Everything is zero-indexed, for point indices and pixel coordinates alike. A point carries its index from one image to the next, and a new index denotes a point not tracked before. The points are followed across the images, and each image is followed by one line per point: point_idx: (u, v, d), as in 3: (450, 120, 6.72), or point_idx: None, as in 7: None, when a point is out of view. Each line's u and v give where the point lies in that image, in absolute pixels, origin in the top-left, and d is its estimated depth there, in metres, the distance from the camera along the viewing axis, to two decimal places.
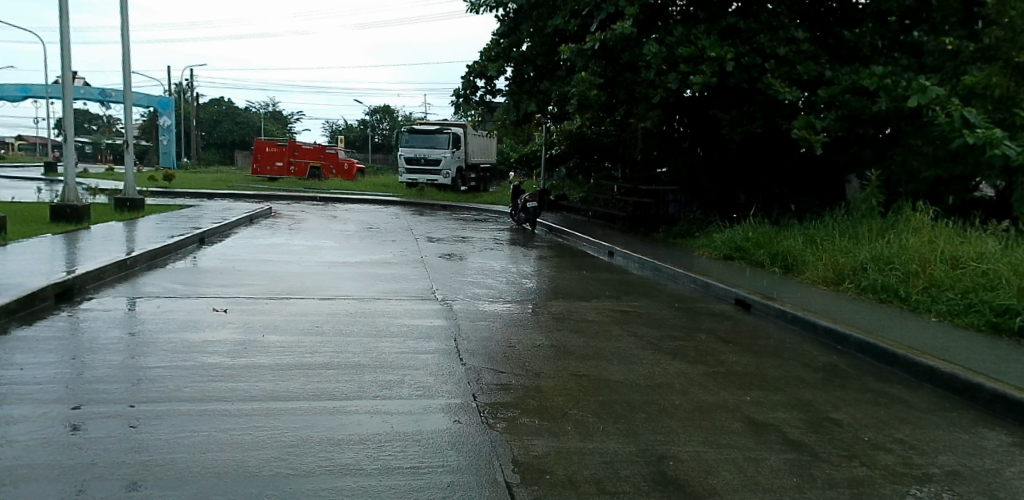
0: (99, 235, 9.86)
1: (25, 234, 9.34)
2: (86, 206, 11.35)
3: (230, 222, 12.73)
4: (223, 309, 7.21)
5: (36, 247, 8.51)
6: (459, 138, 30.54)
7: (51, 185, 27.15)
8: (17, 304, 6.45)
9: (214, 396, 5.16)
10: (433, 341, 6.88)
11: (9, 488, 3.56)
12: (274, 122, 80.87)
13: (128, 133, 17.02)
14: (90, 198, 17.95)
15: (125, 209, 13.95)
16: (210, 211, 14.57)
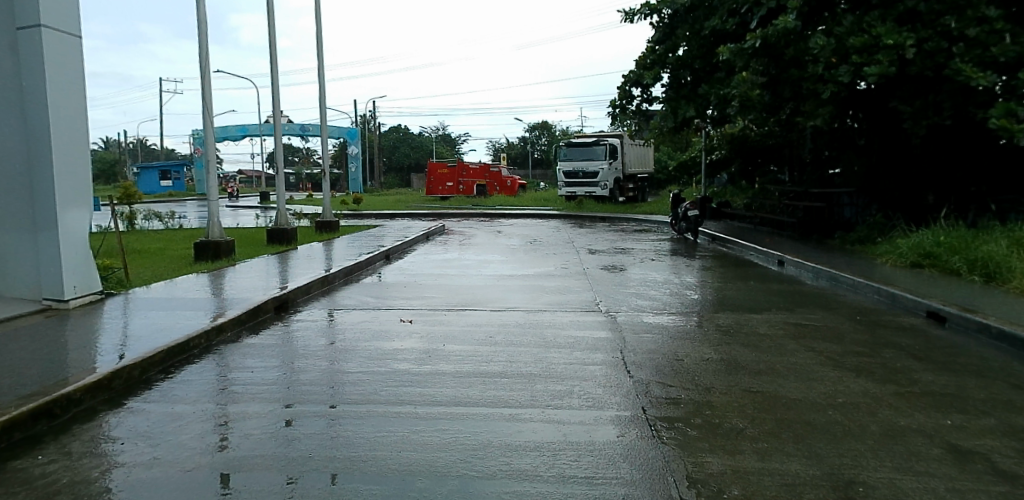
0: (304, 254, 11.23)
1: (248, 256, 10.87)
2: (293, 230, 12.95)
3: (410, 240, 13.84)
4: (409, 320, 7.91)
5: (257, 266, 9.89)
6: (616, 148, 30.47)
7: (265, 212, 31.18)
8: (247, 316, 7.58)
9: (406, 400, 5.72)
10: (599, 353, 7.04)
11: (243, 476, 4.24)
12: (443, 143, 86.14)
13: (324, 164, 19.16)
14: (295, 221, 20.43)
15: (323, 230, 15.66)
16: (392, 231, 15.89)
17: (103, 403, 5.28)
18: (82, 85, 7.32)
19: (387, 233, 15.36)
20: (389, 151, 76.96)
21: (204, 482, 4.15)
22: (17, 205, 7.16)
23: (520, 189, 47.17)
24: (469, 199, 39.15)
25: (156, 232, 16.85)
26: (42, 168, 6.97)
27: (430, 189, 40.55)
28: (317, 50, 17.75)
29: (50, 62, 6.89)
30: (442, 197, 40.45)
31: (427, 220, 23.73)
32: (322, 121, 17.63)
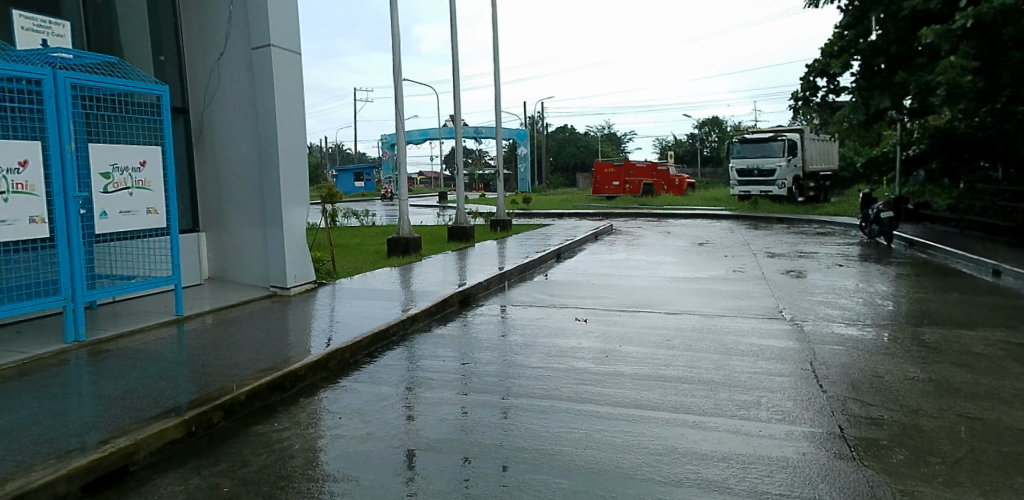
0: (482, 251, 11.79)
1: (432, 252, 11.64)
2: (471, 228, 13.65)
3: (579, 239, 14.00)
4: (584, 319, 8.01)
5: (441, 262, 10.55)
6: (796, 144, 28.37)
7: (444, 210, 33.30)
8: (435, 307, 8.12)
9: (588, 398, 5.79)
10: (787, 364, 6.67)
11: (441, 460, 4.55)
12: (606, 142, 85.96)
13: (499, 165, 20.00)
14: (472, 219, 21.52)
15: (497, 228, 16.34)
16: (561, 230, 16.16)
17: (322, 380, 5.93)
18: (301, 96, 8.22)
19: (556, 232, 15.69)
20: (555, 150, 77.76)
21: (405, 460, 4.53)
22: (251, 202, 8.23)
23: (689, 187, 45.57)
24: (635, 198, 38.62)
25: (353, 228, 18.60)
26: (271, 171, 7.94)
27: (596, 188, 40.62)
28: (493, 55, 18.46)
29: (277, 77, 7.83)
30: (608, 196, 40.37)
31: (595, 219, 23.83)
32: (497, 123, 18.33)
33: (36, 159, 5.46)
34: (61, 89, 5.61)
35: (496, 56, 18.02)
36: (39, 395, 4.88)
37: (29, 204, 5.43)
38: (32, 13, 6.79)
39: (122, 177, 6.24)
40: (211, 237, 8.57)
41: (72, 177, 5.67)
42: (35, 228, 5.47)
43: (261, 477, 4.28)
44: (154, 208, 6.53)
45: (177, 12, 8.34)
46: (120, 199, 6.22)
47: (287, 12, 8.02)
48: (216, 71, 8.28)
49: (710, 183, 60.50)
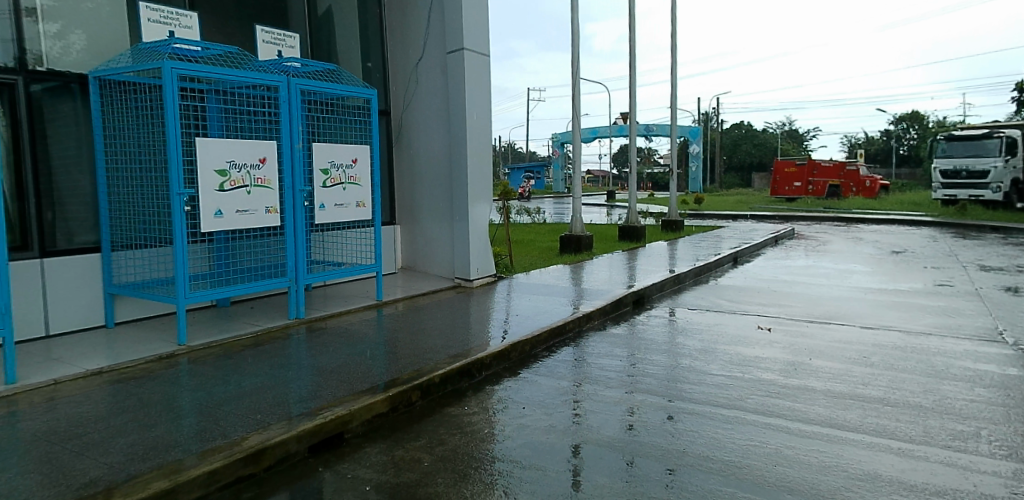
0: (654, 252, 11.64)
1: (604, 251, 11.69)
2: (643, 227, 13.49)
3: (757, 243, 13.31)
4: (768, 328, 7.62)
5: (614, 261, 10.57)
6: (1017, 142, 24.70)
7: (612, 208, 33.36)
8: (610, 306, 8.14)
9: (776, 412, 5.50)
10: (1014, 394, 5.86)
11: (622, 459, 4.56)
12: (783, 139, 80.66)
13: (673, 164, 19.58)
14: (643, 219, 21.31)
15: (669, 229, 16.04)
16: (736, 233, 15.45)
17: (505, 370, 6.20)
18: (487, 97, 8.68)
19: (731, 235, 15.06)
20: (729, 148, 73.99)
21: (580, 455, 4.61)
22: (440, 198, 8.81)
23: (881, 189, 41.38)
24: (817, 201, 35.84)
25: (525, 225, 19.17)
26: (460, 167, 8.46)
27: (774, 189, 38.41)
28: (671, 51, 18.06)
29: (469, 78, 8.38)
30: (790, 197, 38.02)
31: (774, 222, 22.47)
32: (672, 120, 17.95)
33: (273, 156, 6.26)
34: (292, 94, 6.48)
35: (672, 53, 17.60)
36: (271, 363, 5.59)
37: (266, 196, 6.21)
38: (271, 26, 7.77)
39: (338, 174, 7.01)
40: (405, 230, 9.28)
41: (298, 171, 6.55)
42: (270, 218, 6.25)
43: (456, 456, 4.56)
44: (361, 202, 7.28)
45: (383, 24, 9.18)
46: (335, 193, 6.99)
47: (479, 17, 8.55)
48: (414, 76, 9.00)
49: (906, 185, 54.06)
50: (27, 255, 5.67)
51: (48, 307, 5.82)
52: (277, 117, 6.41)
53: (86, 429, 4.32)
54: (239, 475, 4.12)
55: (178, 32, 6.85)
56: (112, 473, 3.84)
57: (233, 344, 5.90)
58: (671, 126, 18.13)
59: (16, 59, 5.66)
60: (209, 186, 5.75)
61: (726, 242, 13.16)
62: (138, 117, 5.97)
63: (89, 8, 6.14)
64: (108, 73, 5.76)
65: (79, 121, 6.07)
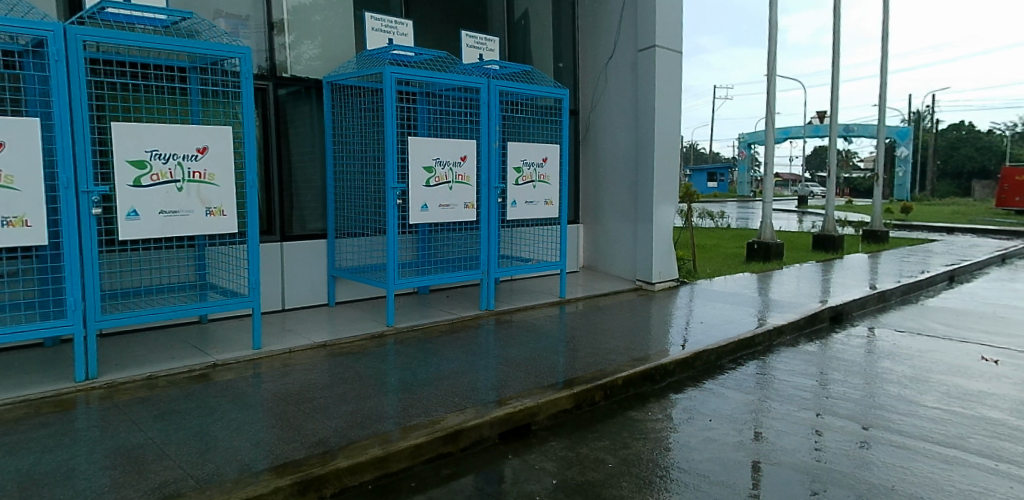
0: (853, 265, 10.72)
1: (796, 261, 11.00)
2: (841, 237, 12.49)
3: (980, 261, 11.72)
4: (995, 361, 6.69)
5: (807, 272, 9.91)
6: None
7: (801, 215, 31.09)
8: (804, 321, 7.64)
9: (1007, 458, 4.80)
10: None
11: (819, 487, 4.24)
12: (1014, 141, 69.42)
13: (880, 169, 17.82)
14: (841, 228, 19.66)
15: (870, 241, 14.77)
16: (952, 248, 13.73)
17: (690, 379, 6.08)
18: (676, 96, 8.57)
19: (947, 250, 13.40)
20: (942, 151, 65.58)
21: (771, 475, 4.36)
22: (624, 199, 8.87)
23: None
24: None
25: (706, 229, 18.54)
26: (647, 167, 8.44)
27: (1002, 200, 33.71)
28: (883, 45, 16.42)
29: (660, 76, 8.32)
30: (1019, 209, 32.88)
31: (1001, 239, 19.59)
32: (881, 121, 16.34)
33: (472, 154, 6.76)
34: (492, 95, 6.86)
35: (883, 46, 15.97)
36: (466, 350, 5.95)
37: (465, 192, 6.74)
38: (475, 31, 8.28)
39: (529, 172, 7.33)
40: (588, 230, 9.46)
41: (494, 168, 6.95)
42: (467, 212, 6.76)
43: (640, 462, 4.51)
44: (549, 200, 7.55)
45: (575, 25, 9.37)
46: (526, 190, 7.32)
47: (672, 14, 8.43)
48: (604, 75, 9.08)
49: None
50: (271, 238, 6.53)
51: (285, 284, 6.67)
52: (477, 117, 6.82)
53: (313, 395, 4.88)
54: (439, 452, 4.40)
55: (396, 39, 7.52)
56: (334, 436, 4.30)
57: (431, 329, 6.39)
58: (878, 127, 16.51)
59: (266, 67, 6.53)
60: (418, 181, 6.35)
61: (941, 259, 11.74)
62: (360, 117, 6.65)
63: (318, 20, 6.87)
64: (337, 78, 6.48)
65: (313, 122, 6.86)
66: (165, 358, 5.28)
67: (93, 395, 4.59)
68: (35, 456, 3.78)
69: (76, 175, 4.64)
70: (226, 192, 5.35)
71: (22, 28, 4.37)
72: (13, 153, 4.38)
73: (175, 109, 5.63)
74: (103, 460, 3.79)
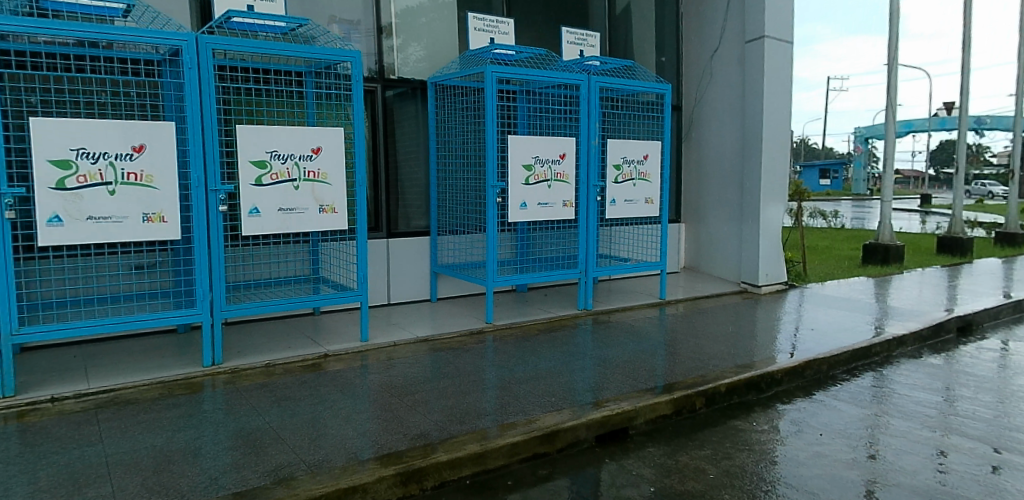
0: (986, 271, 9.82)
1: (919, 266, 10.22)
2: (971, 240, 11.46)
3: None
4: None
5: (931, 278, 9.17)
6: None
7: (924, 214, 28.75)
8: (928, 332, 7.06)
9: None
10: None
11: None
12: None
13: (1018, 165, 16.20)
14: (972, 230, 18.04)
15: (1006, 244, 13.44)
16: None
17: (799, 389, 5.77)
18: (786, 89, 8.13)
19: None
20: None
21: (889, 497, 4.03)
22: (729, 198, 8.57)
23: None
24: None
25: (816, 229, 17.61)
26: (753, 165, 8.10)
27: None
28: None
29: (769, 68, 7.94)
30: None
31: None
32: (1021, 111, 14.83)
33: (571, 153, 6.72)
34: (592, 91, 6.78)
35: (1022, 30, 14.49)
36: (563, 350, 5.95)
37: (565, 191, 6.72)
38: (576, 27, 8.20)
39: (629, 170, 7.20)
40: (689, 229, 9.28)
41: (594, 167, 6.88)
42: (566, 211, 6.73)
43: (743, 474, 4.30)
44: (650, 199, 7.39)
45: (679, 18, 9.10)
46: (626, 188, 7.20)
47: (783, 2, 8.00)
48: (708, 68, 8.77)
49: None
50: (377, 235, 6.80)
51: (390, 279, 6.93)
52: (577, 115, 6.77)
53: (415, 388, 5.04)
54: (535, 452, 4.40)
55: (498, 38, 7.58)
56: (435, 430, 4.40)
57: (529, 327, 6.44)
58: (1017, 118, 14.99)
59: (375, 70, 6.78)
60: (517, 180, 6.38)
61: None
62: (462, 117, 6.77)
63: (424, 22, 7.07)
64: (441, 79, 6.63)
65: (418, 122, 7.06)
66: (282, 347, 5.62)
67: (219, 379, 4.96)
68: (169, 434, 4.12)
69: (206, 175, 5.01)
70: (337, 190, 5.61)
71: (161, 39, 4.74)
72: (153, 155, 4.78)
73: (292, 111, 5.96)
74: (226, 442, 4.07)
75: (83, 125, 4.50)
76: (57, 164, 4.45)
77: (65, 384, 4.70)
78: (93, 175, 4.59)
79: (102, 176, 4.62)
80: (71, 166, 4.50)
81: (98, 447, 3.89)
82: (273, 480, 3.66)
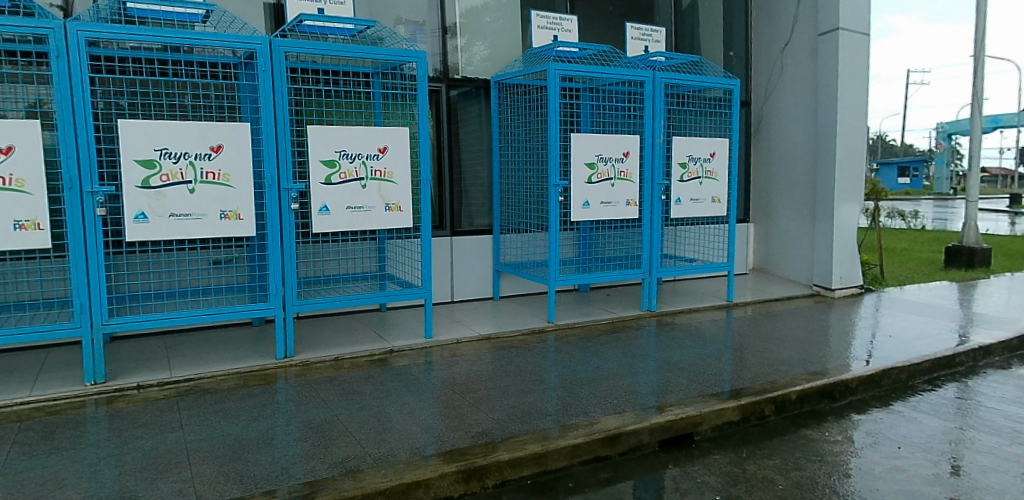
0: None
1: (1008, 270, 9.59)
2: None
3: None
4: None
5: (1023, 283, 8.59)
6: None
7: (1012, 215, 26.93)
8: (1019, 342, 6.61)
9: None
10: None
11: None
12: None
13: None
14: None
15: None
16: None
17: (875, 399, 5.51)
18: (863, 82, 7.77)
19: None
20: None
21: None
22: (801, 197, 8.27)
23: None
24: None
25: (895, 230, 16.79)
26: (826, 162, 7.79)
27: None
28: None
29: (844, 61, 7.60)
30: None
31: None
32: None
33: (636, 151, 6.61)
34: (657, 88, 6.64)
35: None
36: (626, 351, 5.87)
37: (628, 189, 6.62)
38: (641, 23, 8.07)
39: (696, 168, 7.03)
40: (759, 229, 9.01)
41: (658, 165, 6.75)
42: (629, 210, 6.64)
43: (815, 486, 4.12)
44: (717, 198, 7.20)
45: (749, 11, 8.82)
46: (692, 187, 7.04)
47: None
48: (779, 63, 8.47)
49: None
50: (441, 233, 6.88)
51: (454, 277, 7.01)
52: (642, 112, 6.66)
53: (478, 386, 5.07)
54: (597, 454, 4.35)
55: (561, 36, 7.54)
56: (496, 429, 4.41)
57: (592, 327, 6.40)
58: None
59: (440, 69, 6.85)
60: (580, 178, 6.33)
61: None
62: (525, 115, 6.77)
63: (488, 22, 7.10)
64: (505, 77, 6.65)
65: (482, 121, 7.10)
66: (349, 342, 5.77)
67: (290, 372, 5.12)
68: (243, 423, 4.28)
69: (279, 174, 5.18)
70: (403, 189, 5.70)
71: (238, 43, 4.93)
72: (230, 155, 4.97)
73: (361, 111, 6.10)
74: (296, 433, 4.20)
75: (166, 127, 4.73)
76: (143, 163, 4.69)
77: (149, 373, 4.96)
78: (174, 174, 4.81)
79: (183, 175, 4.84)
80: (155, 165, 4.73)
81: (179, 434, 4.09)
82: (340, 472, 3.75)
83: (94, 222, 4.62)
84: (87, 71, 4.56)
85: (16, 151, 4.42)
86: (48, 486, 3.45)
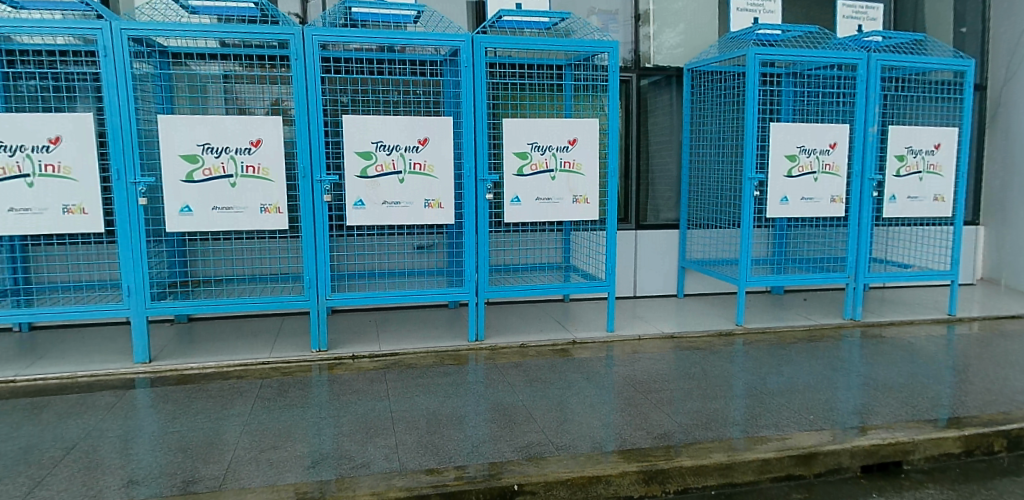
0: None
1: None
2: None
3: None
4: None
5: None
6: None
7: None
8: None
9: None
10: None
11: None
12: None
13: None
14: None
15: None
16: None
17: None
18: None
19: None
20: None
21: None
22: None
23: None
24: None
25: None
26: None
27: None
28: None
29: None
30: None
31: None
32: None
33: (844, 142, 6.03)
34: (873, 71, 5.98)
35: None
36: (825, 363, 5.44)
37: (834, 185, 6.08)
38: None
39: (916, 161, 6.25)
40: (991, 233, 7.84)
41: (870, 158, 6.11)
42: (834, 207, 6.09)
43: None
44: (941, 195, 6.37)
45: None
46: (911, 183, 6.28)
47: None
48: None
49: None
50: (626, 227, 6.85)
51: (638, 272, 6.96)
52: (852, 98, 6.05)
53: (661, 386, 5.00)
54: (789, 473, 4.09)
55: (762, 17, 7.09)
56: (679, 432, 4.32)
57: (785, 334, 6.01)
58: None
59: (631, 60, 6.77)
60: (779, 172, 5.93)
61: None
62: (719, 105, 6.47)
63: (681, 7, 6.85)
64: (699, 65, 6.41)
65: (673, 111, 6.92)
66: (535, 330, 5.97)
67: (480, 355, 5.43)
68: (440, 399, 4.62)
69: (476, 165, 5.45)
70: (591, 181, 5.73)
71: (443, 41, 5.25)
72: (434, 147, 5.32)
73: (553, 104, 6.24)
74: (486, 414, 4.45)
75: (381, 122, 5.18)
76: (362, 155, 5.19)
77: (361, 345, 5.52)
78: (388, 165, 5.26)
79: (394, 165, 5.28)
80: (372, 157, 5.21)
81: (386, 403, 4.52)
82: (525, 457, 3.92)
83: (322, 208, 5.22)
84: (318, 71, 5.12)
85: (263, 143, 5.11)
86: (283, 437, 3.99)
